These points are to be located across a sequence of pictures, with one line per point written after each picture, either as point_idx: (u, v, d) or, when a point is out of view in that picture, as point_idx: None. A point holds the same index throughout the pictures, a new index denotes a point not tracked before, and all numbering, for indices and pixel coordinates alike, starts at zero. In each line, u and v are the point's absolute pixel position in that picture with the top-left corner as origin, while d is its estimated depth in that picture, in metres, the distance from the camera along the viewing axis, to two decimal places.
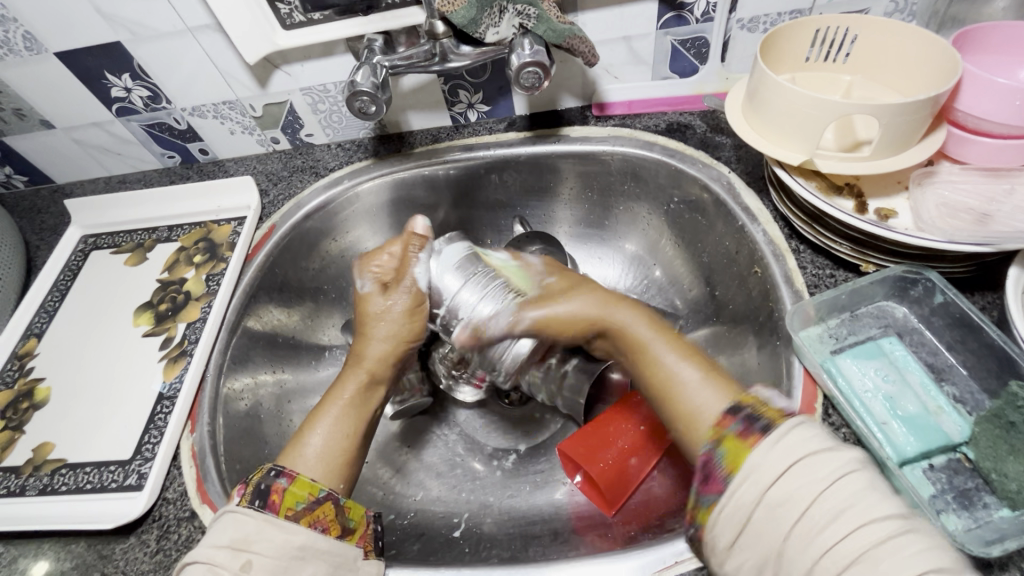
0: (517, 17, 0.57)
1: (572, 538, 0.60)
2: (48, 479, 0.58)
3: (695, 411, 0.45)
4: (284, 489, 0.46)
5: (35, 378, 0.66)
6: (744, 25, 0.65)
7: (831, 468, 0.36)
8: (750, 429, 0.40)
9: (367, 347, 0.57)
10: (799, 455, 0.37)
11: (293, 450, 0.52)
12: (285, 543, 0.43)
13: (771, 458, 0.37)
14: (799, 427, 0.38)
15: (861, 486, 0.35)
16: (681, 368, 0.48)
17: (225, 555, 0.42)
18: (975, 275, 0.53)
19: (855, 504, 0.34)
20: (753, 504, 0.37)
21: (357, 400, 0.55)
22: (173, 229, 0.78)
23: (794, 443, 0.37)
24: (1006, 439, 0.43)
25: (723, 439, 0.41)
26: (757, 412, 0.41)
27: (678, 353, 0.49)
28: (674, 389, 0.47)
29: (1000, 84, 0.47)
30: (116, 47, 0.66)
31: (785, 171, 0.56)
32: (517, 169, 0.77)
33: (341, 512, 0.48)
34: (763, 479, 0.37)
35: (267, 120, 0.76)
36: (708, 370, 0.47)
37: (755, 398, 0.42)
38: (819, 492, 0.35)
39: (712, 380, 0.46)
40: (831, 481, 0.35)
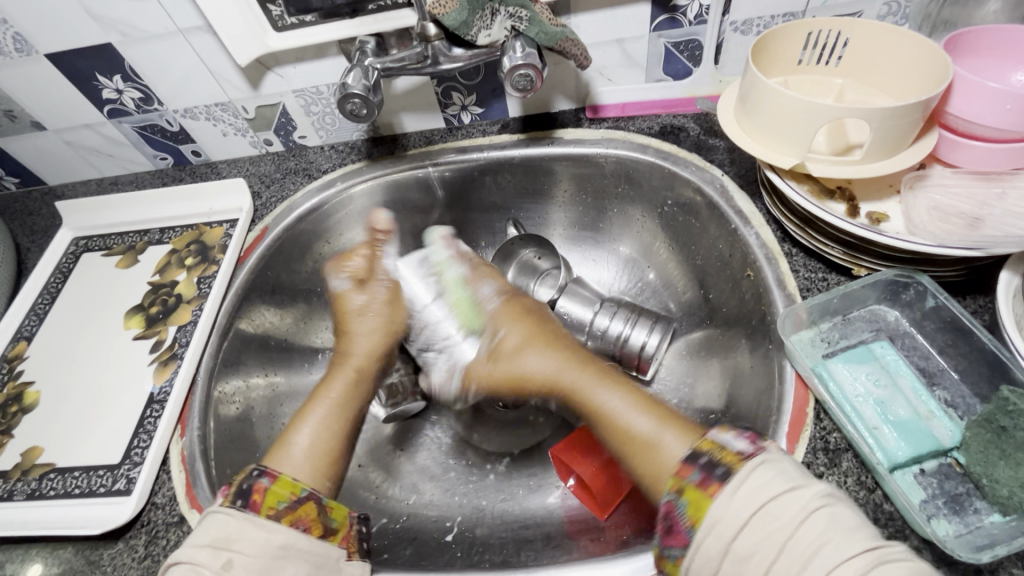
0: (509, 19, 0.58)
1: (565, 543, 0.60)
2: (37, 483, 0.58)
3: (658, 460, 0.46)
4: (265, 488, 0.46)
5: (24, 381, 0.66)
6: (738, 28, 0.65)
7: (795, 509, 0.36)
8: (709, 478, 0.39)
9: (351, 346, 0.60)
10: (762, 498, 0.37)
11: (277, 449, 0.52)
12: (266, 543, 0.43)
13: (734, 503, 0.37)
14: (759, 470, 0.38)
15: (824, 527, 0.35)
16: (637, 421, 0.49)
17: (206, 555, 0.41)
18: (967, 279, 0.53)
19: (827, 542, 0.34)
20: (721, 554, 0.37)
21: (342, 399, 0.56)
22: (165, 231, 0.78)
23: (753, 489, 0.37)
24: (996, 443, 0.43)
25: (683, 490, 0.40)
26: (714, 458, 0.40)
27: (634, 403, 0.51)
28: (641, 447, 0.47)
29: (991, 88, 0.47)
30: (107, 48, 0.66)
31: (777, 174, 0.56)
32: (511, 172, 0.76)
33: (323, 512, 0.48)
34: (727, 530, 0.37)
35: (260, 122, 0.76)
36: (658, 413, 0.49)
37: (712, 442, 0.41)
38: (786, 537, 0.35)
39: (667, 423, 0.48)
40: (799, 520, 0.35)
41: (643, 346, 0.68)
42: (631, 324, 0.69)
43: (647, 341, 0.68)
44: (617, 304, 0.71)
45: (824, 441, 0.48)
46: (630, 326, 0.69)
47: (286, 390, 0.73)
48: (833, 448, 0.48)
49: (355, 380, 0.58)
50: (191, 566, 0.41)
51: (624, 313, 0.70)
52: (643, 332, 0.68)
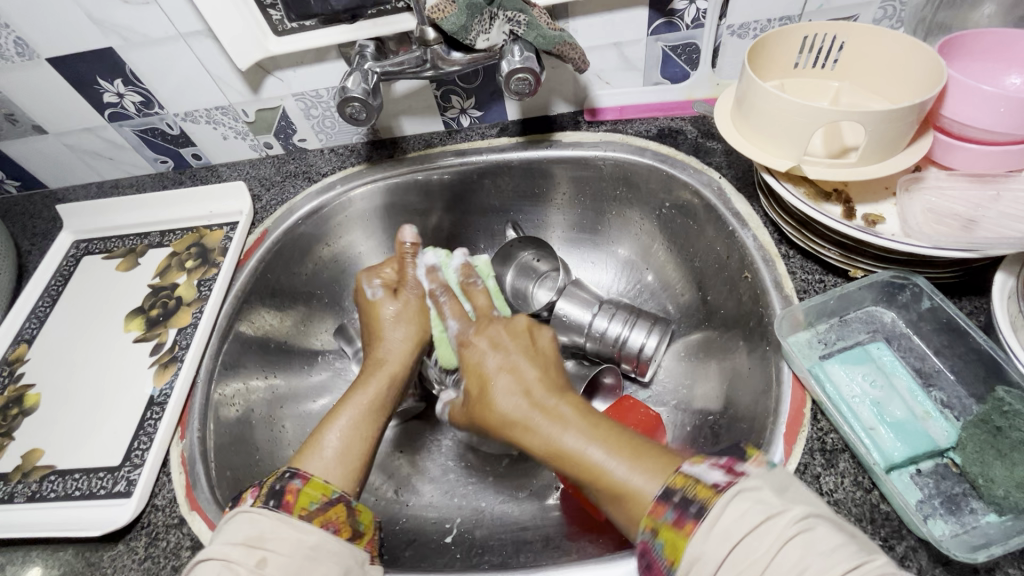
0: (507, 23, 0.58)
1: (564, 544, 0.60)
2: (37, 485, 0.58)
3: (627, 496, 0.40)
4: (298, 489, 0.46)
5: (25, 383, 0.66)
6: (735, 31, 0.66)
7: (772, 539, 0.33)
8: (683, 516, 0.36)
9: (382, 348, 0.61)
10: (738, 533, 0.33)
11: (308, 448, 0.51)
12: (298, 542, 0.42)
13: (711, 542, 0.34)
14: (733, 501, 0.35)
15: (800, 555, 0.32)
16: (592, 449, 0.43)
17: (239, 552, 0.41)
18: (962, 281, 0.54)
19: (804, 570, 0.31)
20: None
21: (375, 401, 0.56)
22: (165, 234, 0.78)
23: (730, 523, 0.34)
24: (993, 444, 0.43)
25: (658, 529, 0.37)
26: (689, 494, 0.37)
27: (597, 437, 0.44)
28: (602, 474, 0.42)
29: (984, 90, 0.47)
30: (108, 52, 0.66)
31: (774, 177, 0.57)
32: (510, 175, 0.77)
33: (352, 514, 0.47)
34: (706, 573, 0.33)
35: (260, 126, 0.76)
36: (628, 449, 0.43)
37: (685, 476, 0.38)
38: (763, 570, 0.32)
39: (641, 461, 0.41)
40: (775, 554, 0.32)
41: (642, 347, 0.68)
42: (630, 325, 0.69)
43: (646, 343, 0.68)
44: (616, 305, 0.71)
45: (820, 442, 0.48)
46: (628, 328, 0.69)
47: (285, 392, 0.73)
48: (831, 448, 0.48)
49: (385, 382, 0.58)
50: (223, 563, 0.40)
51: (623, 315, 0.70)
52: (642, 334, 0.69)
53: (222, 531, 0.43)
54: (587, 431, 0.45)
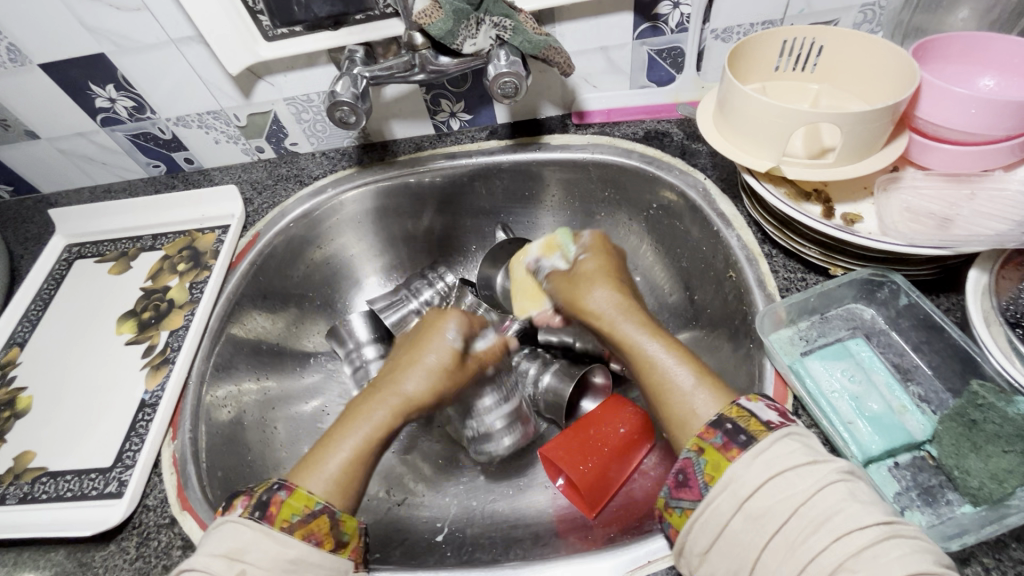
0: (494, 28, 0.59)
1: (553, 541, 0.61)
2: (29, 487, 0.58)
3: (686, 415, 0.46)
4: (282, 501, 0.45)
5: (17, 387, 0.66)
6: (718, 35, 0.67)
7: (814, 479, 0.37)
8: (730, 442, 0.41)
9: (412, 376, 0.56)
10: (781, 467, 0.38)
11: (324, 450, 0.50)
12: (278, 556, 0.42)
13: (755, 468, 0.38)
14: (782, 442, 0.39)
15: (840, 498, 0.36)
16: (677, 372, 0.49)
17: (219, 565, 0.41)
18: (938, 278, 0.55)
19: (836, 514, 0.35)
20: (732, 513, 0.38)
21: (384, 417, 0.53)
22: (157, 238, 0.78)
23: (776, 456, 0.38)
24: (968, 436, 0.44)
25: (704, 450, 0.42)
26: (740, 426, 0.42)
27: (675, 357, 0.50)
28: (671, 389, 0.48)
29: (957, 92, 0.49)
30: (101, 58, 0.67)
31: (755, 178, 0.58)
32: (499, 177, 0.78)
33: (335, 525, 0.46)
34: (741, 490, 0.38)
35: (251, 130, 0.77)
36: (698, 369, 0.49)
37: (740, 410, 0.43)
38: (798, 503, 0.36)
39: (711, 387, 0.47)
40: (817, 490, 0.36)
41: None
42: None
43: None
44: None
45: None
46: None
47: (278, 394, 0.73)
48: None
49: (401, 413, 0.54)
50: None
51: None
52: None
53: (208, 541, 0.43)
54: (667, 347, 0.51)
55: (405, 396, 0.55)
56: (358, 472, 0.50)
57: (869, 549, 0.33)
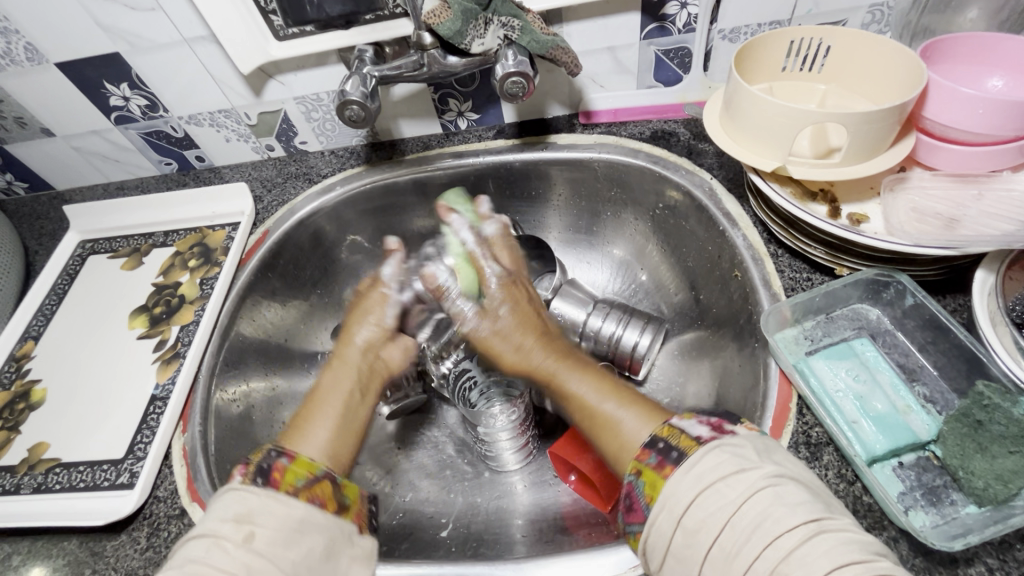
0: (502, 28, 0.60)
1: (558, 538, 0.62)
2: (42, 477, 0.60)
3: (621, 441, 0.47)
4: (285, 467, 0.46)
5: (31, 379, 0.68)
6: (725, 36, 0.67)
7: (742, 488, 0.37)
8: (665, 460, 0.41)
9: (347, 350, 0.61)
10: (710, 479, 0.38)
11: (301, 428, 0.53)
12: (287, 516, 0.43)
13: (687, 482, 0.38)
14: (711, 453, 0.39)
15: (768, 504, 0.36)
16: (610, 404, 0.49)
17: (228, 527, 0.42)
18: (945, 279, 0.55)
19: (763, 522, 0.35)
20: (673, 530, 0.38)
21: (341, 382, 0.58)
22: (169, 235, 0.80)
23: (705, 469, 0.38)
24: (973, 436, 0.44)
25: (641, 472, 0.42)
26: (672, 443, 0.42)
27: (606, 387, 0.52)
28: (605, 420, 0.49)
29: (965, 93, 0.49)
30: (115, 57, 0.68)
31: (761, 177, 0.58)
32: (506, 177, 0.79)
33: (336, 489, 0.48)
34: (677, 508, 0.38)
35: (262, 128, 0.78)
36: (631, 399, 0.50)
37: (672, 428, 0.43)
38: (729, 514, 0.36)
39: (642, 413, 0.48)
40: (744, 500, 0.36)
41: (635, 346, 0.70)
42: (624, 324, 0.71)
43: (639, 341, 0.70)
44: (609, 305, 0.73)
45: (806, 435, 0.49)
46: (622, 327, 0.70)
47: (285, 391, 0.74)
48: (815, 442, 0.49)
49: (354, 379, 0.58)
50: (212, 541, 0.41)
51: (617, 314, 0.72)
52: (635, 332, 0.70)
53: (212, 509, 0.43)
54: (600, 381, 0.52)
55: (350, 369, 0.59)
56: (347, 442, 0.54)
57: (802, 547, 0.34)
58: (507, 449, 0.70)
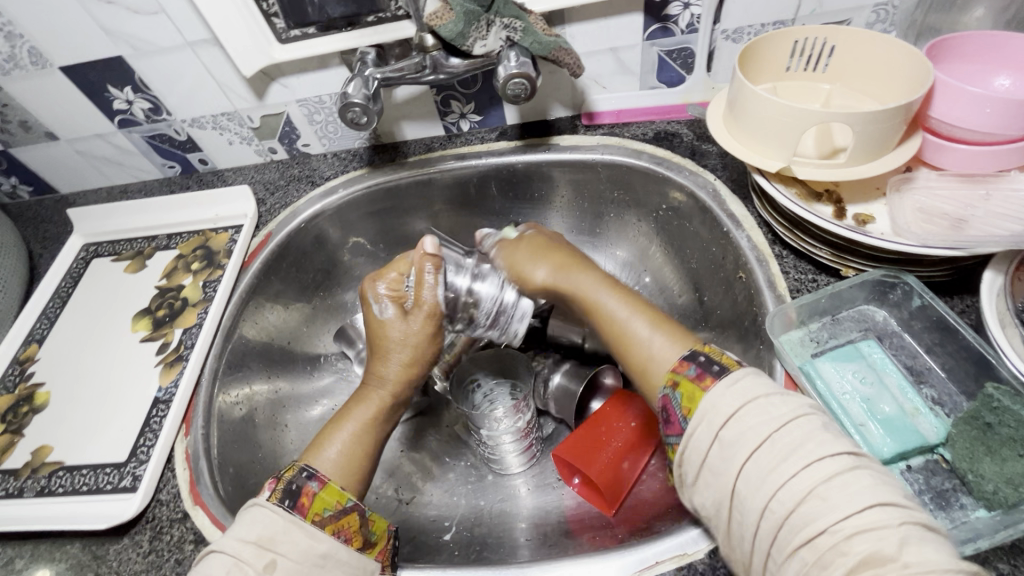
0: (504, 29, 0.60)
1: (561, 541, 0.61)
2: (46, 481, 0.60)
3: (653, 358, 0.49)
4: (314, 493, 0.47)
5: (35, 383, 0.68)
6: (728, 36, 0.67)
7: (783, 411, 0.38)
8: (704, 373, 0.43)
9: (383, 369, 0.58)
10: (751, 396, 0.40)
11: (325, 438, 0.54)
12: (309, 549, 0.44)
13: (723, 398, 0.40)
14: (750, 376, 0.41)
15: (808, 429, 0.37)
16: (653, 334, 0.50)
17: (250, 552, 0.42)
18: (952, 280, 0.54)
19: (803, 444, 0.36)
20: (709, 445, 0.39)
21: (370, 415, 0.56)
22: (172, 238, 0.80)
23: (746, 387, 0.40)
24: (983, 439, 0.43)
25: (678, 383, 0.44)
26: (712, 359, 0.44)
27: (629, 306, 0.55)
28: (636, 341, 0.51)
29: (972, 92, 0.48)
30: (119, 61, 0.69)
31: (765, 178, 0.58)
32: (509, 178, 0.78)
33: (364, 524, 0.49)
34: (716, 418, 0.40)
35: (265, 131, 0.78)
36: (661, 322, 0.51)
37: (712, 348, 0.45)
38: (769, 433, 0.37)
39: (663, 332, 0.50)
40: (782, 425, 0.37)
41: None
42: None
43: None
44: None
45: None
46: None
47: (288, 394, 0.74)
48: None
49: (382, 403, 0.57)
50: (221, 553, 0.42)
51: None
52: None
53: (238, 524, 0.44)
54: (629, 302, 0.55)
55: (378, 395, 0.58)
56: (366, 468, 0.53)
57: (842, 475, 0.34)
58: (508, 449, 0.69)
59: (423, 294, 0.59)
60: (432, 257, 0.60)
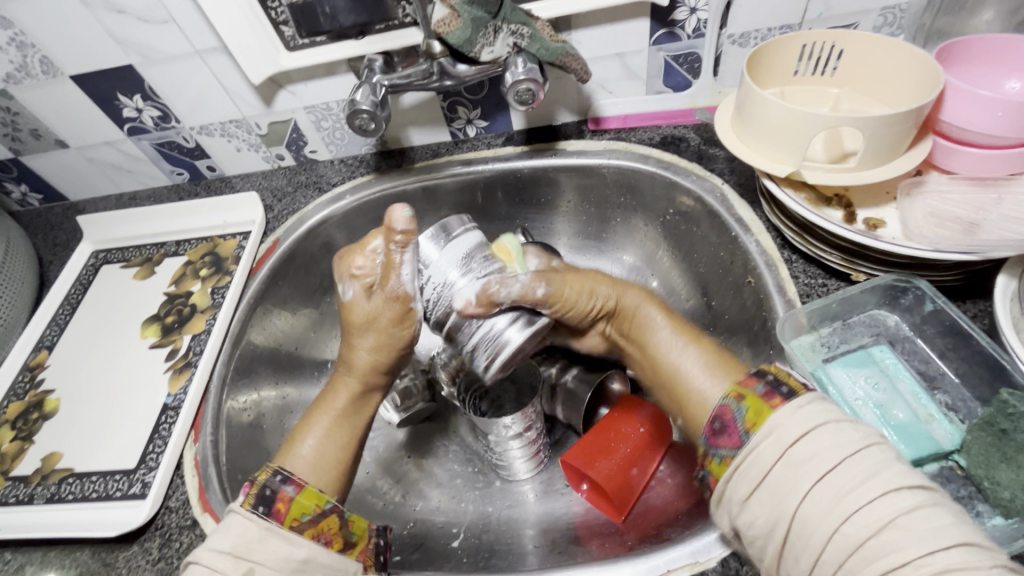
0: (511, 36, 0.60)
1: (571, 548, 0.61)
2: (56, 487, 0.60)
3: (701, 397, 0.47)
4: (290, 498, 0.47)
5: (45, 389, 0.68)
6: (735, 41, 0.67)
7: (856, 439, 0.36)
8: (773, 393, 0.40)
9: (354, 355, 0.57)
10: (823, 422, 0.37)
11: (302, 434, 0.55)
12: (288, 556, 0.44)
13: (797, 417, 0.37)
14: (820, 401, 0.38)
15: (883, 459, 0.35)
16: (687, 359, 0.50)
17: (226, 562, 0.42)
18: (965, 285, 0.54)
19: (880, 474, 0.34)
20: (772, 464, 0.37)
21: (343, 410, 0.56)
22: (181, 244, 0.80)
23: (815, 412, 0.37)
24: (999, 446, 0.43)
25: (742, 398, 0.41)
26: (781, 378, 0.40)
27: (697, 354, 0.50)
28: (683, 373, 0.49)
29: (983, 96, 0.48)
30: (129, 70, 0.69)
31: (775, 183, 0.57)
32: (515, 183, 0.78)
33: (344, 526, 0.49)
34: (783, 439, 0.37)
35: (272, 137, 0.78)
36: (709, 354, 0.50)
37: (778, 367, 0.42)
38: (840, 460, 0.35)
39: (719, 370, 0.48)
40: (856, 453, 0.35)
41: None
42: None
43: None
44: None
45: None
46: None
47: (296, 400, 0.74)
48: None
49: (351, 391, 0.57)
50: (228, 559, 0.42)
51: None
52: None
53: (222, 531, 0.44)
54: (692, 348, 0.51)
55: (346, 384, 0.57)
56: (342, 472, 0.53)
57: (916, 513, 0.32)
58: (517, 455, 0.68)
59: (390, 277, 0.55)
60: (403, 237, 0.54)
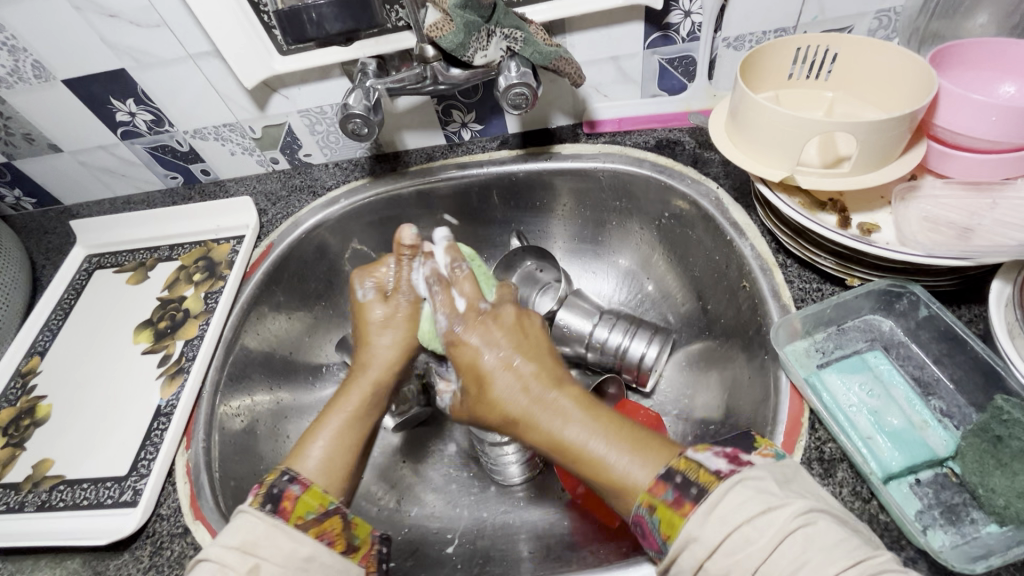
0: (505, 40, 0.59)
1: (565, 555, 0.61)
2: (46, 495, 0.59)
3: (620, 481, 0.42)
4: (296, 496, 0.47)
5: (37, 395, 0.68)
6: (730, 44, 0.67)
7: (772, 533, 0.35)
8: (683, 497, 0.39)
9: (370, 354, 0.56)
10: (736, 521, 0.36)
11: (310, 435, 0.52)
12: (292, 553, 0.43)
13: (707, 526, 0.37)
14: (735, 491, 0.37)
15: (801, 551, 0.34)
16: (602, 444, 0.44)
17: (233, 557, 0.42)
18: (959, 289, 0.54)
19: (804, 567, 0.34)
20: (692, 573, 0.37)
21: (356, 413, 0.53)
22: (174, 248, 0.80)
23: (727, 511, 0.37)
24: (993, 453, 0.43)
25: (655, 507, 0.40)
26: (690, 477, 0.40)
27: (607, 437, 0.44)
28: (597, 465, 0.43)
29: (976, 100, 0.48)
30: (121, 74, 0.69)
31: (769, 188, 0.57)
32: (510, 187, 0.78)
33: (347, 527, 0.48)
34: (698, 550, 0.37)
35: (267, 141, 0.78)
36: (622, 432, 0.44)
37: (689, 462, 0.41)
38: (758, 564, 0.35)
39: (640, 450, 0.43)
40: (775, 548, 0.35)
41: (642, 357, 0.69)
42: (630, 335, 0.70)
43: (646, 353, 0.69)
44: (616, 316, 0.72)
45: (818, 451, 0.48)
46: (629, 338, 0.69)
47: (290, 405, 0.74)
48: (829, 457, 0.47)
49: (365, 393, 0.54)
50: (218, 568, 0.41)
51: (623, 325, 0.71)
52: (642, 343, 0.69)
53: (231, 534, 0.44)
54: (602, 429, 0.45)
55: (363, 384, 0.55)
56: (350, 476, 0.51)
57: None
58: (513, 458, 0.68)
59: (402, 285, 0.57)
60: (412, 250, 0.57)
